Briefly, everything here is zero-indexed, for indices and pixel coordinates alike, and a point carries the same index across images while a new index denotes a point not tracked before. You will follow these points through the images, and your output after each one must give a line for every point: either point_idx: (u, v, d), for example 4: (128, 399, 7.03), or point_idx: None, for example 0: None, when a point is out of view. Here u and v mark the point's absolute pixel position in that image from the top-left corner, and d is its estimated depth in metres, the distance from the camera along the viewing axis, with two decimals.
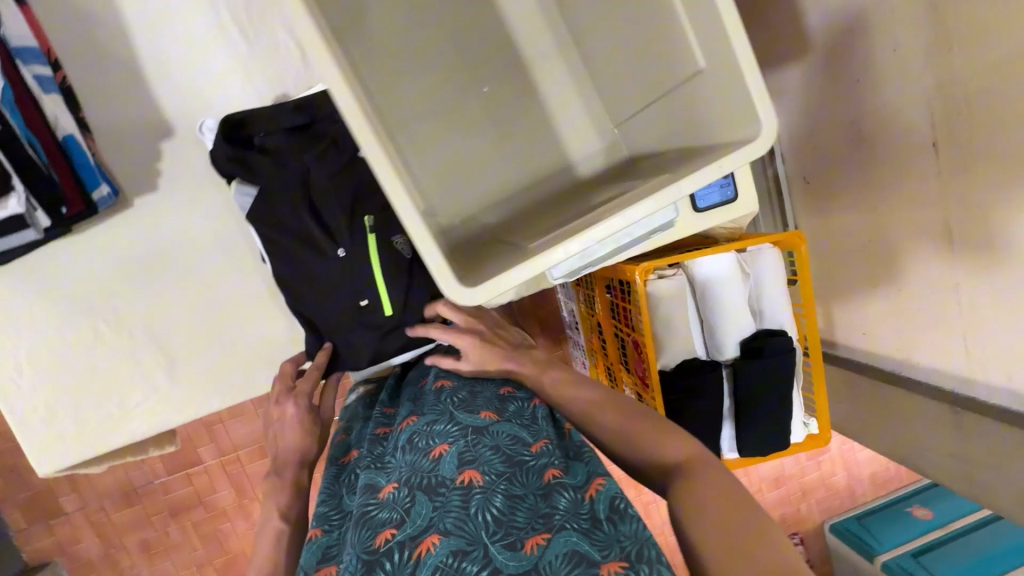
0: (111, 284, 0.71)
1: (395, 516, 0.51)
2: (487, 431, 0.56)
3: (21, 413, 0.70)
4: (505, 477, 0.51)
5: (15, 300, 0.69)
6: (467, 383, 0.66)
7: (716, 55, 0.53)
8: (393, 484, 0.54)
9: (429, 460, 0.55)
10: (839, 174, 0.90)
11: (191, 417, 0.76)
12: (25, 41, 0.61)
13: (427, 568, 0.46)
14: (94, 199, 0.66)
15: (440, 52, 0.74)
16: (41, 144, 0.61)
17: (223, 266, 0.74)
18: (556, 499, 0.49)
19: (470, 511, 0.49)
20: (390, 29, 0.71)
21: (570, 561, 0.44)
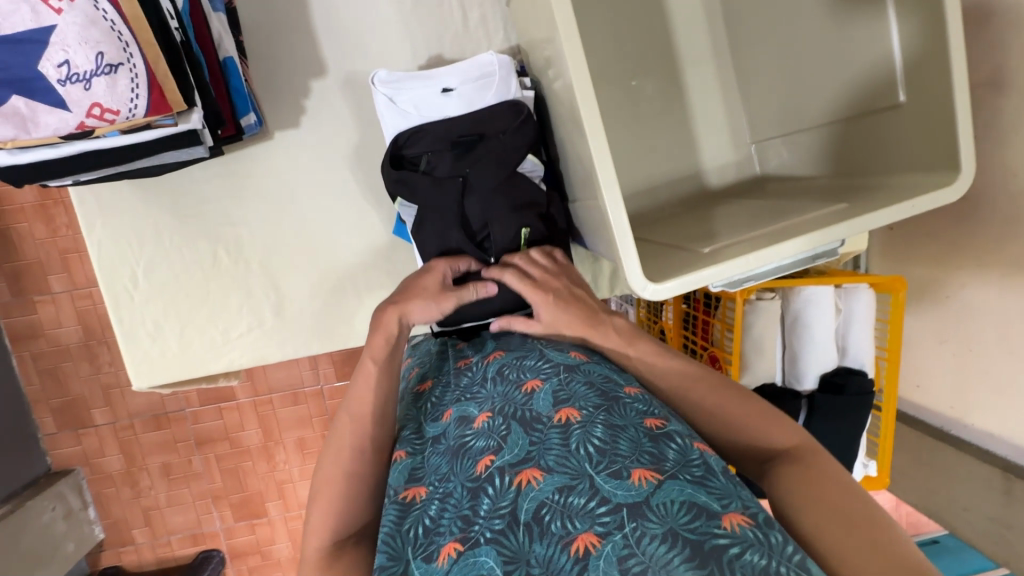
0: (235, 212, 0.71)
1: (490, 443, 0.47)
2: (580, 369, 0.51)
3: (129, 322, 0.71)
4: (603, 409, 0.47)
5: (147, 213, 0.70)
6: (551, 326, 0.62)
7: (923, 92, 0.56)
8: (485, 414, 0.50)
9: (520, 393, 0.51)
10: (925, 228, 0.87)
11: (286, 355, 0.76)
12: None
13: (530, 501, 0.43)
14: (242, 125, 0.64)
15: (595, 38, 0.74)
16: (206, 62, 0.59)
17: (345, 212, 0.74)
18: (663, 446, 0.44)
19: (571, 447, 0.44)
20: None
21: (689, 512, 0.39)
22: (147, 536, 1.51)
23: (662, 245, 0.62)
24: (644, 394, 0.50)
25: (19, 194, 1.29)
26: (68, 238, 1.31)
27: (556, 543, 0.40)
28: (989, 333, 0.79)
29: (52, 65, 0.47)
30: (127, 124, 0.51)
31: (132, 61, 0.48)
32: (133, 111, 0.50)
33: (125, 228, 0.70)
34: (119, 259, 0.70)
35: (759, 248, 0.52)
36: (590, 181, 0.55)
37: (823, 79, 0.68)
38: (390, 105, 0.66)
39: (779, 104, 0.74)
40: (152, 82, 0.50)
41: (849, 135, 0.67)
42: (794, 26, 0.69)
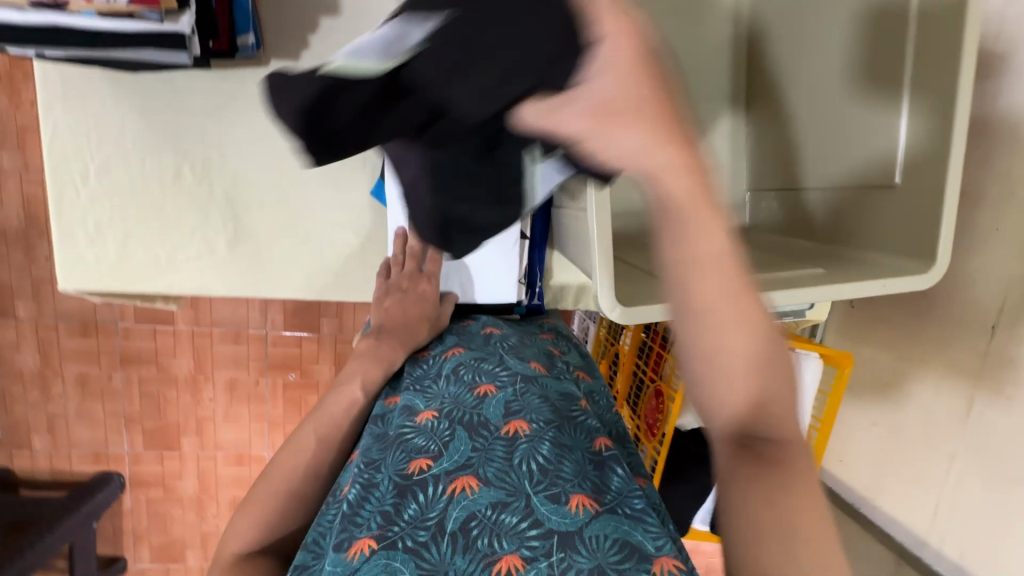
0: (211, 132, 0.67)
1: (432, 446, 0.45)
2: (538, 381, 0.52)
3: (68, 217, 0.66)
4: (553, 426, 0.46)
5: (115, 108, 0.65)
6: (518, 332, 0.61)
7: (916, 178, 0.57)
8: (431, 413, 0.49)
9: (472, 396, 0.50)
10: (876, 313, 0.89)
11: (230, 292, 0.72)
12: None
13: (460, 510, 0.40)
14: (237, 44, 0.60)
15: None
16: None
17: (329, 160, 0.70)
18: (607, 474, 0.44)
19: (513, 462, 0.43)
20: None
21: (621, 549, 0.38)
22: (46, 444, 1.43)
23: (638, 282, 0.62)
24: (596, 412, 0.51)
25: None
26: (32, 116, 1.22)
27: (479, 560, 0.38)
28: (914, 424, 0.82)
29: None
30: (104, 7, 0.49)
31: None
32: None
33: (87, 119, 0.65)
34: (74, 151, 0.65)
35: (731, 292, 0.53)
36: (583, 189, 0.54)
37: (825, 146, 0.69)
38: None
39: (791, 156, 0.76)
40: None
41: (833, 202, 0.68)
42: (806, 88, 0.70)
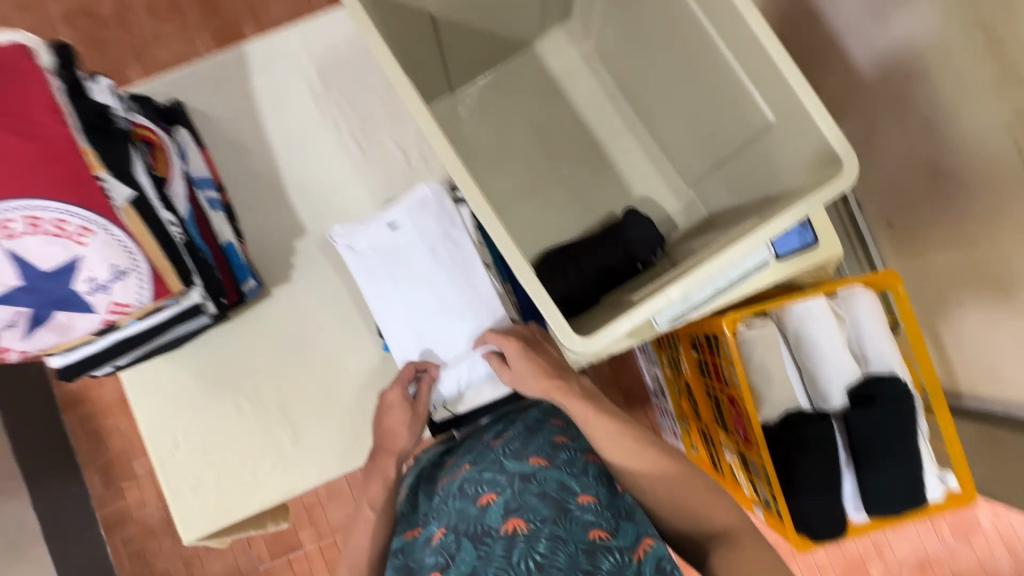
0: (248, 366, 0.83)
1: (442, 560, 0.54)
2: (534, 478, 0.57)
3: (173, 482, 0.80)
4: (549, 522, 0.52)
5: (179, 382, 0.82)
6: (521, 432, 0.66)
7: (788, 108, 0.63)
8: (443, 530, 0.56)
9: (476, 507, 0.56)
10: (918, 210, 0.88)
11: (311, 483, 0.81)
12: (203, 174, 0.80)
13: None
14: (244, 290, 0.80)
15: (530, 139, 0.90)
16: (212, 250, 0.76)
17: (342, 339, 0.84)
18: (599, 558, 0.50)
19: (512, 560, 0.50)
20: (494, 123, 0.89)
21: None
22: None
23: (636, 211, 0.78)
24: (595, 502, 0.55)
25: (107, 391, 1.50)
26: None
27: None
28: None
29: (85, 284, 0.61)
30: (140, 313, 0.66)
31: (137, 265, 0.62)
32: (142, 301, 0.64)
33: (163, 397, 0.82)
34: (166, 423, 0.81)
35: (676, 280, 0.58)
36: None
37: (711, 108, 0.75)
38: (349, 250, 0.77)
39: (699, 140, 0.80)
40: (158, 277, 0.65)
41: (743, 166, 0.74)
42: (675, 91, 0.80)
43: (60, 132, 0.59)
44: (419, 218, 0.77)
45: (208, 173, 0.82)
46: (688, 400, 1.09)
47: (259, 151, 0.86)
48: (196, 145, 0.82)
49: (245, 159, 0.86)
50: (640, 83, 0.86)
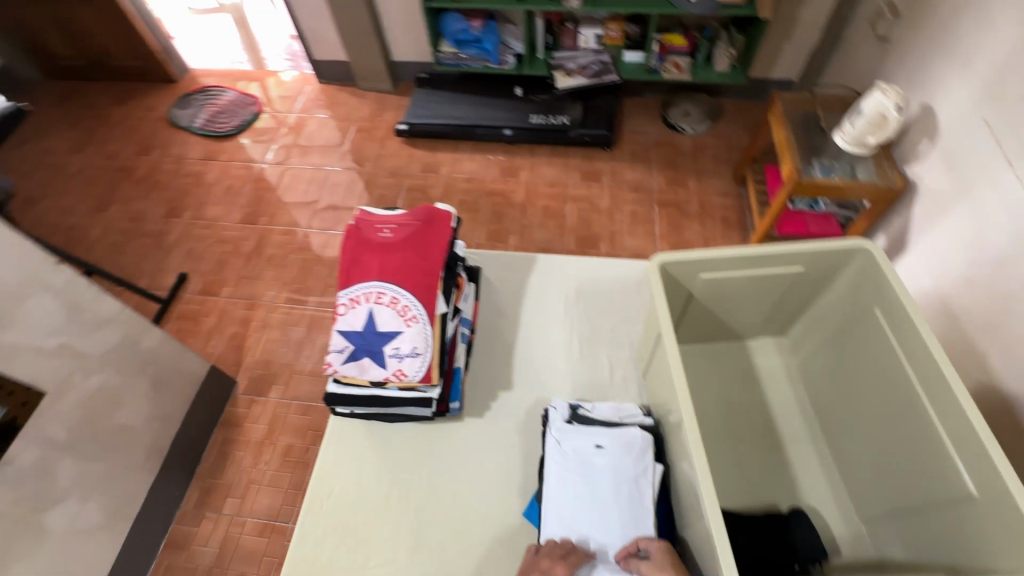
0: (418, 474, 1.18)
1: None
2: None
3: (312, 528, 1.13)
4: None
5: (361, 462, 1.20)
6: None
7: (991, 494, 0.86)
8: None
9: None
10: None
11: None
12: (467, 317, 1.30)
13: None
14: (449, 407, 1.21)
15: (732, 413, 1.25)
16: (449, 370, 1.21)
17: (482, 487, 1.16)
18: None
19: None
20: (702, 393, 1.27)
21: None
22: None
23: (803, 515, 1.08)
24: None
25: (253, 429, 1.80)
26: (261, 471, 1.72)
27: None
28: None
29: (393, 349, 1.13)
30: (403, 383, 1.12)
31: (425, 355, 1.12)
32: (414, 376, 1.11)
33: (346, 466, 1.20)
34: (339, 477, 1.18)
35: None
36: (696, 508, 0.92)
37: (912, 460, 1.00)
38: (557, 445, 1.10)
39: (887, 482, 1.06)
40: (428, 367, 1.12)
41: (933, 523, 0.97)
42: (870, 438, 1.10)
43: (436, 271, 1.16)
44: (615, 451, 1.07)
45: (471, 318, 1.34)
46: None
47: (522, 342, 1.34)
48: (473, 299, 1.36)
49: (509, 342, 1.34)
50: (836, 421, 1.19)
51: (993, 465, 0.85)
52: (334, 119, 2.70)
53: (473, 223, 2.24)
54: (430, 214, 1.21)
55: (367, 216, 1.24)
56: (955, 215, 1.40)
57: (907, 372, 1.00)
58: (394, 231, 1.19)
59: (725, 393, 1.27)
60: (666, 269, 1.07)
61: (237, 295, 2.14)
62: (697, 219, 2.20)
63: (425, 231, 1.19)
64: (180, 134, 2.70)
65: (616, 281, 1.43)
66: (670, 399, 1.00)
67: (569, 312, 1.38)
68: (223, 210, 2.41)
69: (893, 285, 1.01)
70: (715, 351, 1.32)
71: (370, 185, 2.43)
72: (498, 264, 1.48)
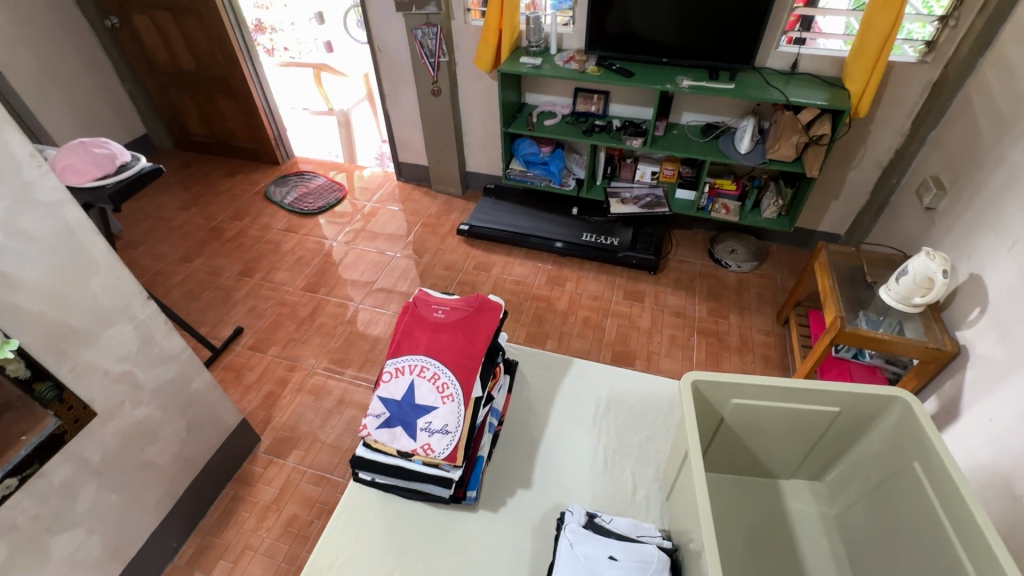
0: (421, 563, 1.13)
1: None
2: None
3: None
4: None
5: (367, 539, 1.17)
6: None
7: None
8: None
9: None
10: None
11: None
12: (498, 407, 1.33)
13: None
14: (465, 495, 1.20)
15: (760, 559, 1.15)
16: (472, 455, 1.21)
17: None
18: None
19: None
20: (727, 530, 1.20)
21: None
22: None
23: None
24: None
25: (264, 491, 1.79)
26: (260, 537, 1.68)
27: None
28: None
29: (425, 423, 1.16)
30: (429, 458, 1.14)
31: (455, 434, 1.14)
32: (441, 452, 1.13)
33: (352, 540, 1.17)
34: (343, 548, 1.15)
35: None
36: None
37: None
38: (569, 546, 1.04)
39: None
40: (456, 447, 1.14)
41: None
42: None
43: (478, 355, 1.22)
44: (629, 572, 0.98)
45: (501, 409, 1.36)
46: None
47: (546, 442, 1.33)
48: (506, 391, 1.39)
49: (534, 440, 1.34)
50: None
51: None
52: (405, 212, 2.99)
53: (514, 323, 2.33)
54: (482, 302, 1.30)
55: (425, 296, 1.34)
56: (1011, 386, 1.34)
57: (950, 538, 0.92)
58: (447, 313, 1.28)
59: (753, 535, 1.19)
60: (699, 388, 1.08)
61: (282, 355, 2.26)
62: (737, 352, 2.19)
63: (475, 317, 1.27)
64: (271, 207, 3.06)
65: (648, 396, 1.43)
66: (692, 524, 0.96)
67: (597, 420, 1.38)
68: (290, 277, 2.63)
69: (933, 439, 0.97)
70: (744, 485, 1.26)
71: (425, 274, 2.60)
72: (534, 362, 1.52)
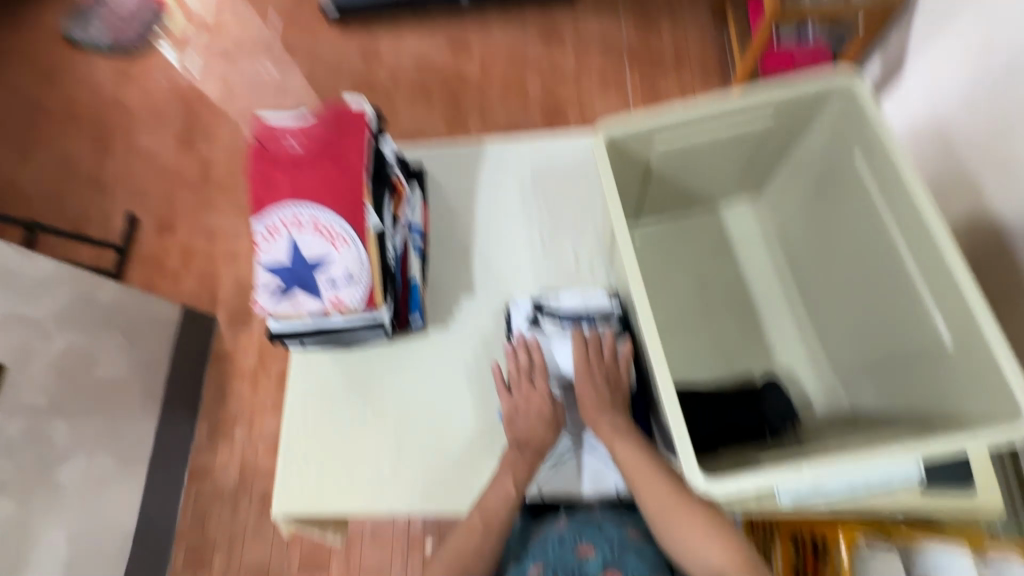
0: (389, 391, 1.17)
1: None
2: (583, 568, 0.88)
3: (288, 458, 1.13)
4: None
5: (331, 390, 1.18)
6: (573, 529, 0.93)
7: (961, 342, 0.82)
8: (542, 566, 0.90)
9: (575, 555, 0.90)
10: None
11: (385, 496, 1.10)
12: (417, 223, 1.22)
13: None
14: (411, 322, 1.18)
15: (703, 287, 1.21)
16: (403, 282, 1.16)
17: (455, 395, 1.16)
18: None
19: None
20: (669, 271, 1.23)
21: None
22: None
23: (779, 387, 1.03)
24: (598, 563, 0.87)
25: (245, 360, 1.80)
26: (261, 397, 1.76)
27: None
28: None
29: (323, 275, 1.02)
30: (343, 309, 1.03)
31: (363, 277, 1.03)
32: (353, 300, 1.02)
33: (316, 393, 1.18)
34: (312, 406, 1.18)
35: (825, 464, 0.71)
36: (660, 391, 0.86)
37: (890, 320, 0.95)
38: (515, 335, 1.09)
39: (866, 343, 1.02)
40: (369, 291, 1.04)
41: (906, 373, 0.94)
42: (850, 296, 1.04)
43: (359, 180, 1.06)
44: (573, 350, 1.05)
45: (421, 221, 1.25)
46: None
47: (483, 240, 1.26)
48: (421, 201, 1.26)
49: (469, 245, 1.26)
50: (812, 282, 1.14)
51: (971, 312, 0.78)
52: (250, 7, 2.32)
53: (429, 113, 2.03)
54: (337, 116, 1.08)
55: (265, 125, 1.10)
56: (958, 25, 1.20)
57: (883, 219, 0.91)
58: (303, 144, 1.06)
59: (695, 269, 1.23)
60: (614, 141, 0.97)
61: (194, 230, 2.03)
62: (673, 71, 1.97)
63: (335, 136, 1.07)
64: (83, 54, 2.37)
65: (576, 159, 1.30)
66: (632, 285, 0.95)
67: (528, 200, 1.28)
68: (155, 138, 2.19)
69: (876, 120, 0.88)
70: (684, 221, 1.26)
71: (308, 83, 2.16)
72: (448, 160, 1.34)
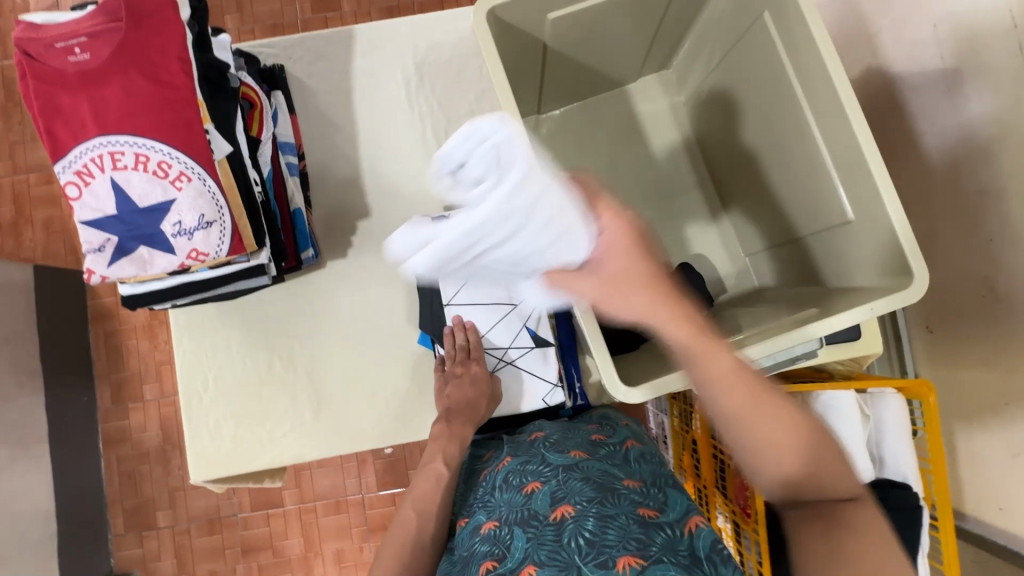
0: (295, 334, 1.10)
1: (496, 550, 0.74)
2: (533, 504, 0.77)
3: (194, 422, 1.07)
4: (593, 505, 0.73)
5: (227, 344, 1.09)
6: (518, 460, 0.87)
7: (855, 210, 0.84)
8: (491, 522, 0.79)
9: (522, 494, 0.79)
10: (950, 313, 1.01)
11: (310, 438, 1.08)
12: (287, 139, 1.05)
13: (566, 522, 0.73)
14: (303, 257, 1.05)
15: (615, 177, 1.17)
16: (283, 212, 1.01)
17: (370, 326, 1.10)
18: (567, 531, 0.71)
19: (565, 542, 0.70)
20: (580, 164, 1.17)
21: (583, 539, 0.70)
22: None
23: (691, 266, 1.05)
24: (547, 492, 0.78)
25: (133, 315, 1.59)
26: (165, 351, 1.59)
27: (565, 532, 0.71)
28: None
29: (173, 224, 0.86)
30: (212, 261, 0.89)
31: (223, 220, 0.87)
32: (219, 250, 0.88)
33: (210, 351, 1.08)
34: (209, 365, 1.08)
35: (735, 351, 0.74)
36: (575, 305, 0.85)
37: (795, 191, 0.96)
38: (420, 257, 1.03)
39: (771, 215, 1.05)
40: (234, 236, 0.88)
41: (809, 246, 0.97)
42: (756, 169, 1.04)
43: (184, 95, 0.84)
44: (604, 257, 0.64)
45: (293, 137, 1.08)
46: (692, 456, 1.18)
47: (372, 153, 1.13)
48: (288, 112, 1.07)
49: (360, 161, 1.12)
50: (719, 160, 1.13)
51: (867, 177, 0.80)
52: None
53: None
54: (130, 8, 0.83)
55: (32, 30, 0.82)
56: None
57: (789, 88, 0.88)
58: (91, 50, 0.82)
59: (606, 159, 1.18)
60: (497, 19, 0.83)
61: (18, 170, 1.64)
62: None
63: (135, 37, 0.83)
64: None
65: (466, 42, 1.13)
66: None
67: (417, 99, 1.13)
68: None
69: None
70: (590, 107, 1.18)
71: None
72: (316, 57, 1.12)
